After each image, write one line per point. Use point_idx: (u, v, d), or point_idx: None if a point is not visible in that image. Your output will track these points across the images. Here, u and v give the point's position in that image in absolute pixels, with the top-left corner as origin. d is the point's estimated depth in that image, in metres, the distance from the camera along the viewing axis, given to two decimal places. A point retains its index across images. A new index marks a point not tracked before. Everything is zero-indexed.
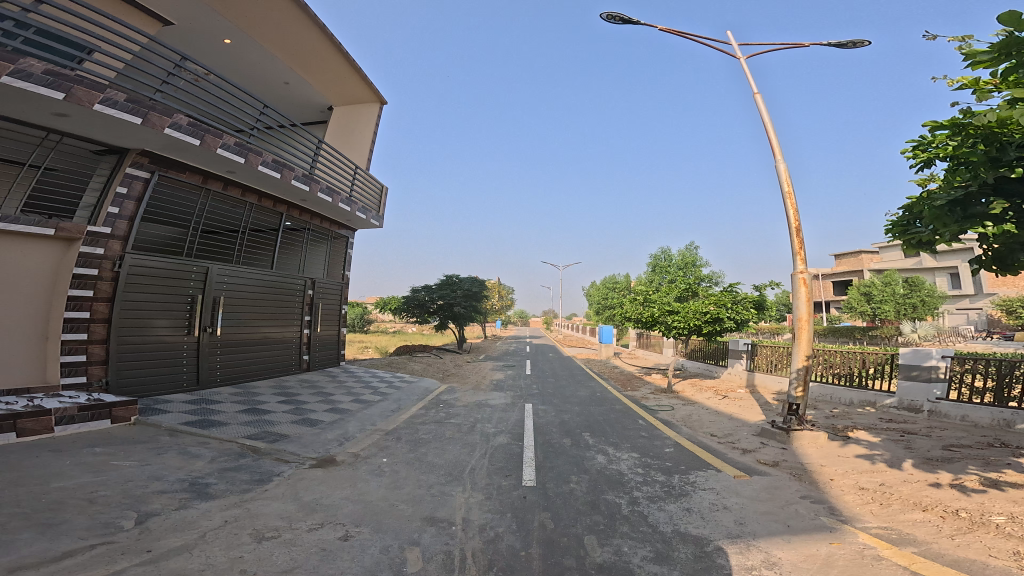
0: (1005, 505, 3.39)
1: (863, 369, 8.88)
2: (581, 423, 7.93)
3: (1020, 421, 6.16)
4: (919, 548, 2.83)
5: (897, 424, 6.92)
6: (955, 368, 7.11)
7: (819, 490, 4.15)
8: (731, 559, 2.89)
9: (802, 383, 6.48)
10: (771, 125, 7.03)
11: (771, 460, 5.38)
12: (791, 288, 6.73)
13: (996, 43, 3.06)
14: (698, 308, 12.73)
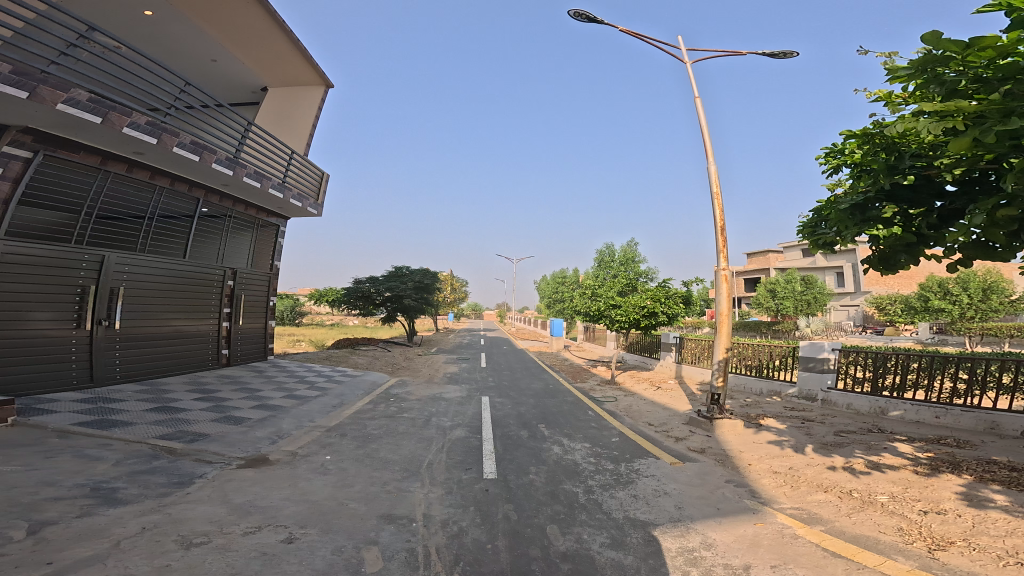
0: (887, 485, 4.08)
1: (770, 361, 10.06)
2: (537, 415, 8.20)
3: (891, 408, 7.21)
4: (826, 527, 3.33)
5: (798, 412, 7.97)
6: (842, 360, 8.43)
7: (741, 474, 4.71)
8: (675, 542, 3.22)
9: (722, 374, 7.20)
10: (707, 128, 7.66)
11: (699, 448, 5.97)
12: (714, 283, 7.44)
13: (916, 60, 3.20)
14: (637, 302, 13.50)
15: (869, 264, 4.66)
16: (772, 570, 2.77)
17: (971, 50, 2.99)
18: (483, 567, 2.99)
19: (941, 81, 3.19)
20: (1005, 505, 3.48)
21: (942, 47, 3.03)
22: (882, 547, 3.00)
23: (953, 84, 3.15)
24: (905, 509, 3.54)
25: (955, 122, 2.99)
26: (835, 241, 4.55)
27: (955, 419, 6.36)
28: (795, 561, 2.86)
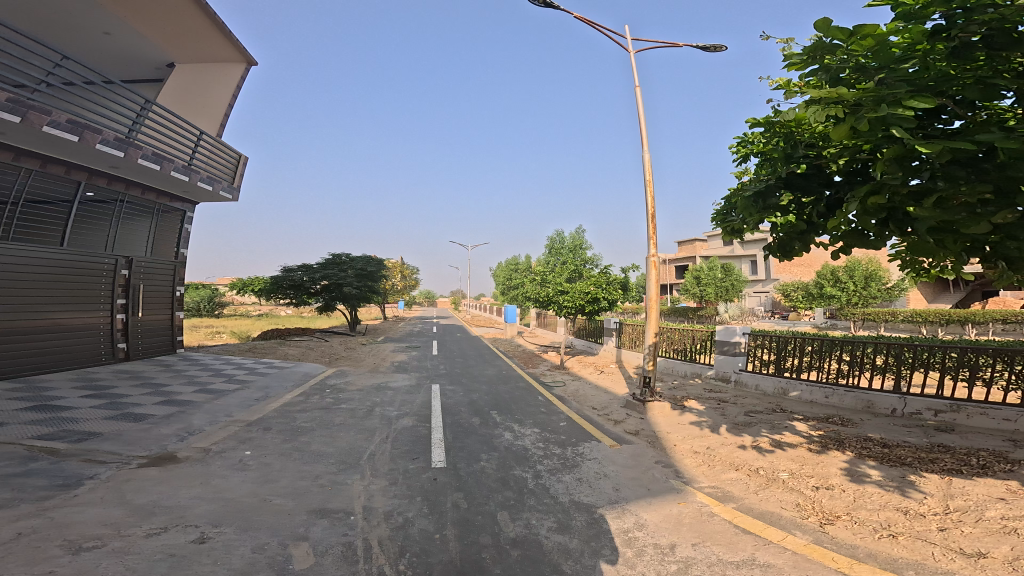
0: (786, 463, 4.68)
1: (693, 345, 11.03)
2: (490, 401, 8.27)
3: (791, 389, 8.23)
4: (737, 504, 3.74)
5: (715, 394, 8.86)
6: (751, 343, 9.40)
7: (667, 454, 5.15)
8: (613, 523, 3.44)
9: (652, 358, 7.75)
10: (644, 116, 7.98)
11: (634, 430, 6.41)
12: (645, 270, 7.92)
13: (807, 48, 3.21)
14: (582, 288, 14.01)
15: (769, 254, 4.68)
16: (693, 547, 3.06)
17: (855, 38, 3.02)
18: (431, 557, 2.98)
19: (829, 70, 3.17)
20: (878, 478, 4.13)
21: (831, 34, 3.06)
22: (783, 522, 3.40)
23: (837, 73, 3.14)
24: (801, 485, 4.07)
25: (838, 110, 2.89)
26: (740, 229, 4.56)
27: (840, 399, 7.41)
28: (711, 538, 3.17)
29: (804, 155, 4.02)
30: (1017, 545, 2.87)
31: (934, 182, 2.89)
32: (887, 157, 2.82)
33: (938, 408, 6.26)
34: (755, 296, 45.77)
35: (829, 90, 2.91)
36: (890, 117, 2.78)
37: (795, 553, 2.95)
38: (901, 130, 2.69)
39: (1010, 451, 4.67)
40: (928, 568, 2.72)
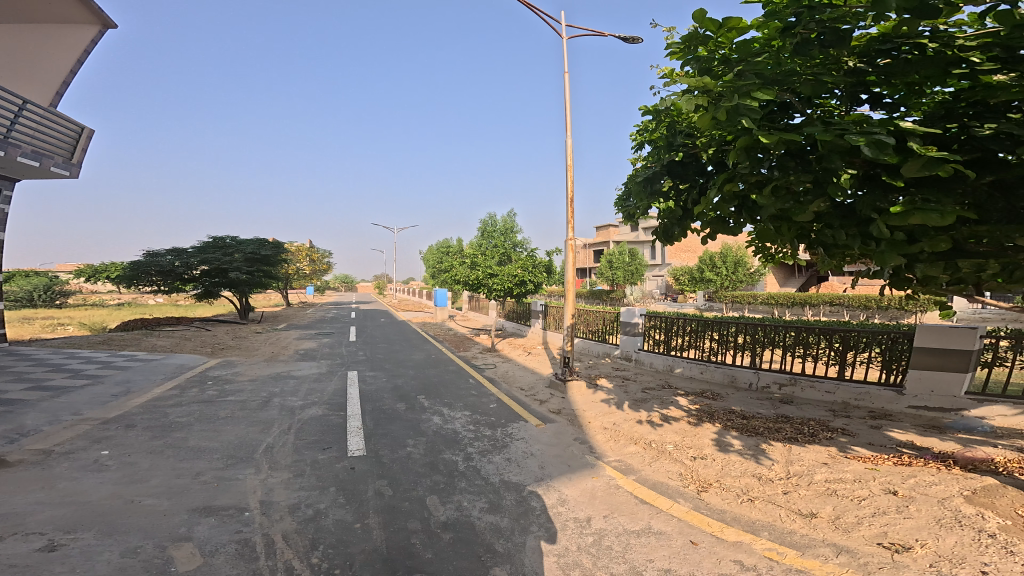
0: (672, 436, 5.37)
1: (607, 327, 11.95)
2: (416, 386, 8.09)
3: (676, 366, 9.19)
4: (637, 476, 4.25)
5: (620, 372, 9.81)
6: (647, 324, 10.35)
7: (583, 431, 5.60)
8: (541, 500, 3.68)
9: (571, 340, 8.29)
10: (570, 102, 8.22)
11: (556, 409, 6.82)
12: (564, 255, 8.34)
13: (685, 36, 3.20)
14: (510, 272, 14.28)
15: (656, 237, 4.94)
16: (604, 520, 3.40)
17: (723, 30, 3.06)
18: (350, 547, 2.91)
19: (701, 62, 3.20)
20: (739, 447, 4.90)
21: (704, 25, 3.06)
22: (670, 492, 3.91)
23: (708, 64, 3.18)
24: (683, 456, 4.70)
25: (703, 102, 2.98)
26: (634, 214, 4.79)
27: (712, 373, 8.43)
28: (616, 509, 3.56)
29: (683, 143, 4.22)
30: (838, 503, 3.50)
31: (771, 172, 3.07)
32: (737, 146, 2.95)
33: (781, 381, 7.40)
34: (655, 279, 48.61)
35: (697, 78, 2.94)
36: (740, 106, 2.85)
37: (680, 520, 3.41)
38: (746, 120, 2.78)
39: (830, 420, 5.76)
40: (777, 528, 3.26)
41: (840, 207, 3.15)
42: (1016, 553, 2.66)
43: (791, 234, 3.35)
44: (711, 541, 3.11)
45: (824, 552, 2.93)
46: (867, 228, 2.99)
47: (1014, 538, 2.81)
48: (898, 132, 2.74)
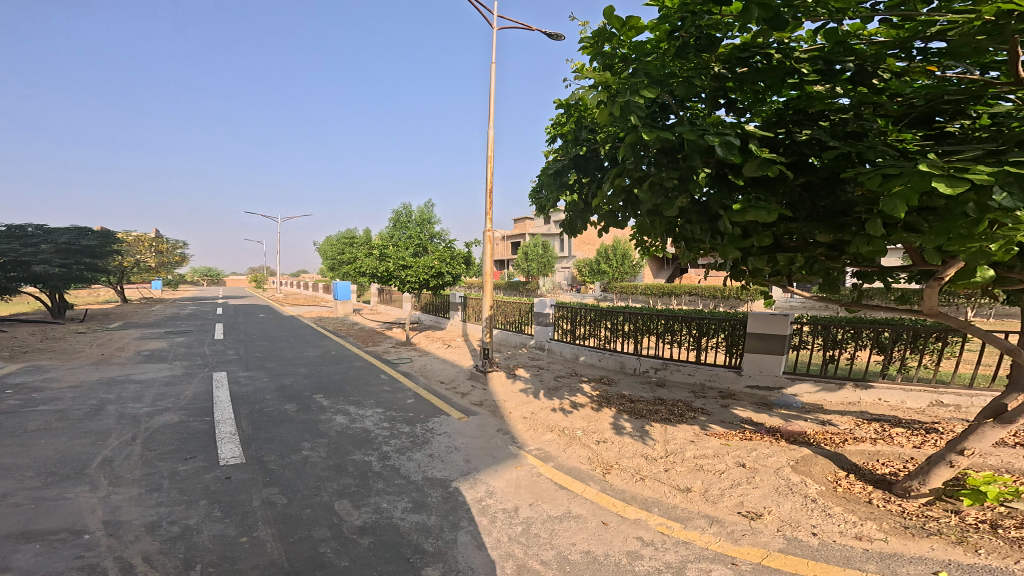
0: (581, 421, 5.76)
1: (524, 318, 12.37)
2: (312, 385, 7.50)
3: (579, 355, 9.62)
4: (556, 462, 4.50)
5: (535, 361, 10.25)
6: (556, 315, 10.80)
7: (505, 422, 5.76)
8: (467, 495, 3.72)
9: (490, 331, 8.41)
10: (494, 93, 8.24)
11: (478, 401, 6.91)
12: (482, 245, 8.42)
13: (596, 32, 3.34)
14: (427, 264, 13.98)
15: (564, 231, 5.24)
16: (530, 508, 3.56)
17: (626, 28, 3.25)
18: (238, 563, 2.80)
19: (605, 58, 3.49)
20: (629, 429, 5.36)
21: (611, 21, 3.21)
22: (584, 475, 4.18)
23: (610, 61, 3.49)
24: (589, 440, 5.05)
25: (604, 98, 3.29)
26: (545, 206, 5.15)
27: (607, 361, 8.87)
28: (540, 497, 3.74)
29: (586, 138, 4.65)
30: (706, 478, 3.93)
31: (650, 169, 3.50)
32: (625, 142, 3.29)
33: (657, 365, 7.91)
34: (564, 269, 50.22)
35: (599, 74, 3.24)
36: (631, 103, 3.16)
37: (593, 502, 3.66)
38: (635, 116, 3.10)
39: (693, 402, 6.32)
40: (664, 503, 3.62)
41: (698, 204, 3.66)
42: (829, 515, 3.24)
43: (661, 228, 3.86)
44: (618, 520, 3.38)
45: (700, 523, 3.30)
46: (716, 223, 3.53)
47: (827, 501, 3.43)
48: (743, 135, 3.22)
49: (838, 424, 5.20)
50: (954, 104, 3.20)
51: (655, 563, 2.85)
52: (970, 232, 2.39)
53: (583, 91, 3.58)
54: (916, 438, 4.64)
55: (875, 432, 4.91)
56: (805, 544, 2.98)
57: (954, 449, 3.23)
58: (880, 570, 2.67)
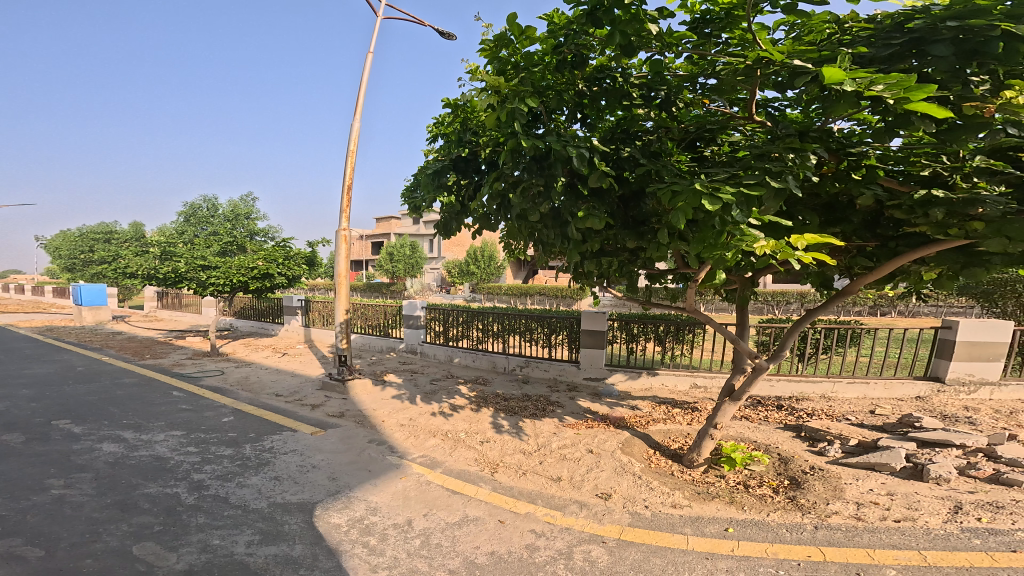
0: (462, 424, 5.74)
1: (386, 320, 11.81)
2: (50, 408, 6.06)
3: (455, 357, 9.66)
4: (443, 468, 4.39)
5: (406, 365, 9.83)
6: (428, 317, 10.60)
7: (379, 432, 5.37)
8: (342, 515, 3.37)
9: (345, 335, 7.72)
10: (365, 85, 7.69)
11: (338, 412, 6.26)
12: (334, 244, 7.73)
13: (496, 36, 3.46)
14: (243, 263, 11.69)
15: (438, 231, 5.32)
16: (425, 518, 3.40)
17: (523, 37, 3.45)
18: None
19: (500, 63, 3.67)
20: (507, 426, 5.62)
21: (512, 28, 3.35)
22: (475, 478, 4.18)
23: (504, 67, 3.70)
24: (473, 441, 5.11)
25: (495, 100, 3.42)
26: (420, 205, 5.07)
27: (480, 361, 9.13)
28: (434, 505, 3.61)
29: (470, 140, 4.58)
30: (571, 466, 4.38)
31: (523, 175, 3.75)
32: (506, 146, 3.54)
33: (520, 363, 8.46)
34: (435, 270, 49.39)
35: (491, 78, 3.38)
36: (517, 110, 3.36)
37: (487, 503, 3.70)
38: (518, 123, 3.31)
39: (550, 395, 7.07)
40: (546, 494, 3.91)
41: (553, 210, 4.01)
42: (652, 488, 3.93)
43: (525, 232, 4.33)
44: (512, 516, 3.51)
45: (574, 508, 3.66)
46: (565, 229, 3.98)
47: (648, 477, 4.16)
48: (593, 149, 3.71)
49: (641, 407, 6.31)
50: (708, 133, 3.98)
51: (549, 551, 3.04)
52: (719, 244, 3.13)
53: (475, 93, 3.59)
54: (687, 417, 5.84)
55: (664, 412, 6.05)
56: (644, 515, 3.53)
57: (712, 424, 4.30)
58: (692, 531, 3.29)
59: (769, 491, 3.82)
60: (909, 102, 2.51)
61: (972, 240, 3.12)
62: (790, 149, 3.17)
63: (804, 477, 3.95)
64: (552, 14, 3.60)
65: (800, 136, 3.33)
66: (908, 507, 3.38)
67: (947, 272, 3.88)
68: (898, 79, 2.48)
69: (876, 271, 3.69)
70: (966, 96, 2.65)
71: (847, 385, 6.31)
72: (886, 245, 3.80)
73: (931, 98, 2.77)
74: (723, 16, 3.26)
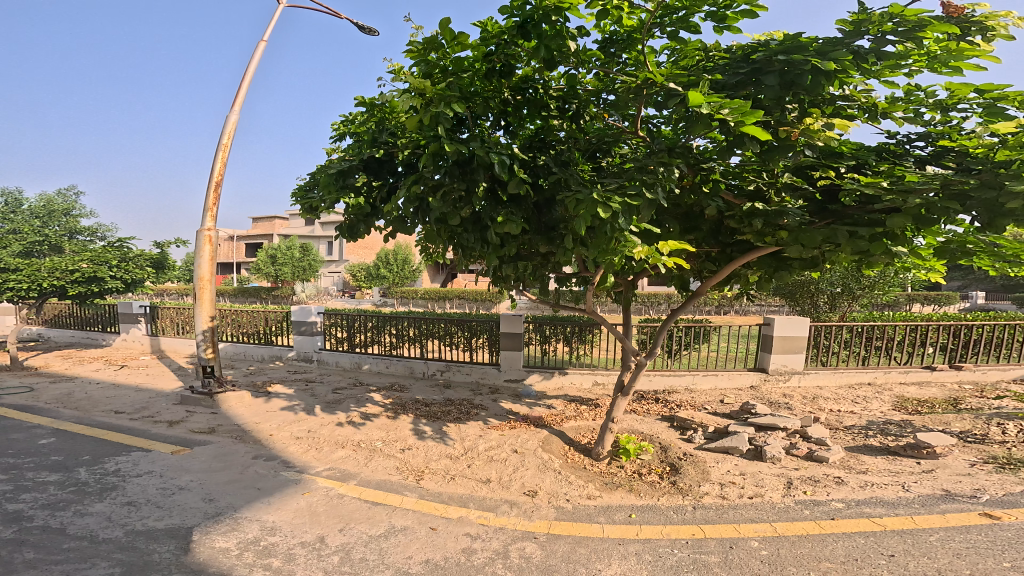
0: (376, 432, 5.44)
1: (266, 327, 10.51)
2: None
3: (362, 362, 8.97)
4: (356, 479, 4.25)
5: (300, 374, 8.90)
6: (326, 322, 9.65)
7: (267, 446, 5.06)
8: (231, 539, 3.22)
9: (211, 344, 6.94)
10: (250, 78, 7.04)
11: (205, 428, 5.68)
12: (196, 245, 6.82)
13: (426, 40, 3.34)
14: (60, 264, 9.49)
15: (341, 234, 4.95)
16: (341, 534, 3.31)
17: (454, 43, 3.37)
18: None
19: (427, 65, 3.50)
20: (430, 432, 5.42)
21: (444, 33, 3.26)
22: (396, 487, 4.10)
23: (430, 70, 3.52)
24: (393, 450, 4.92)
25: (418, 102, 3.29)
26: (317, 206, 4.70)
27: (394, 367, 8.63)
28: (352, 518, 3.52)
29: (385, 140, 4.35)
30: (499, 467, 4.43)
31: (444, 180, 3.71)
32: (428, 149, 3.47)
33: (442, 368, 8.18)
34: (333, 275, 46.19)
35: (415, 81, 3.23)
36: (442, 115, 3.29)
37: (415, 511, 3.66)
38: (442, 128, 3.25)
39: (474, 398, 6.95)
40: (477, 497, 3.93)
41: (473, 215, 4.07)
42: (571, 482, 4.14)
43: (445, 236, 4.24)
44: (444, 522, 3.50)
45: (505, 508, 3.73)
46: (485, 233, 4.04)
47: (567, 471, 4.37)
48: (513, 158, 3.76)
49: (555, 406, 6.55)
50: (603, 143, 4.30)
51: (487, 553, 3.09)
52: (611, 249, 3.48)
53: (396, 95, 3.43)
54: (593, 413, 6.21)
55: (575, 410, 6.38)
56: (566, 509, 3.72)
57: (609, 418, 4.73)
58: (605, 519, 3.54)
59: (657, 477, 4.28)
60: (743, 124, 2.99)
61: (781, 246, 3.86)
62: (662, 163, 3.55)
63: (678, 462, 4.49)
64: (487, 22, 3.57)
65: (669, 151, 3.70)
66: (755, 484, 4.00)
67: (764, 275, 4.73)
68: (739, 105, 2.96)
69: (717, 275, 4.49)
70: (782, 121, 3.27)
71: (710, 377, 7.17)
72: (721, 253, 4.63)
73: (761, 121, 3.34)
74: (623, 38, 3.65)
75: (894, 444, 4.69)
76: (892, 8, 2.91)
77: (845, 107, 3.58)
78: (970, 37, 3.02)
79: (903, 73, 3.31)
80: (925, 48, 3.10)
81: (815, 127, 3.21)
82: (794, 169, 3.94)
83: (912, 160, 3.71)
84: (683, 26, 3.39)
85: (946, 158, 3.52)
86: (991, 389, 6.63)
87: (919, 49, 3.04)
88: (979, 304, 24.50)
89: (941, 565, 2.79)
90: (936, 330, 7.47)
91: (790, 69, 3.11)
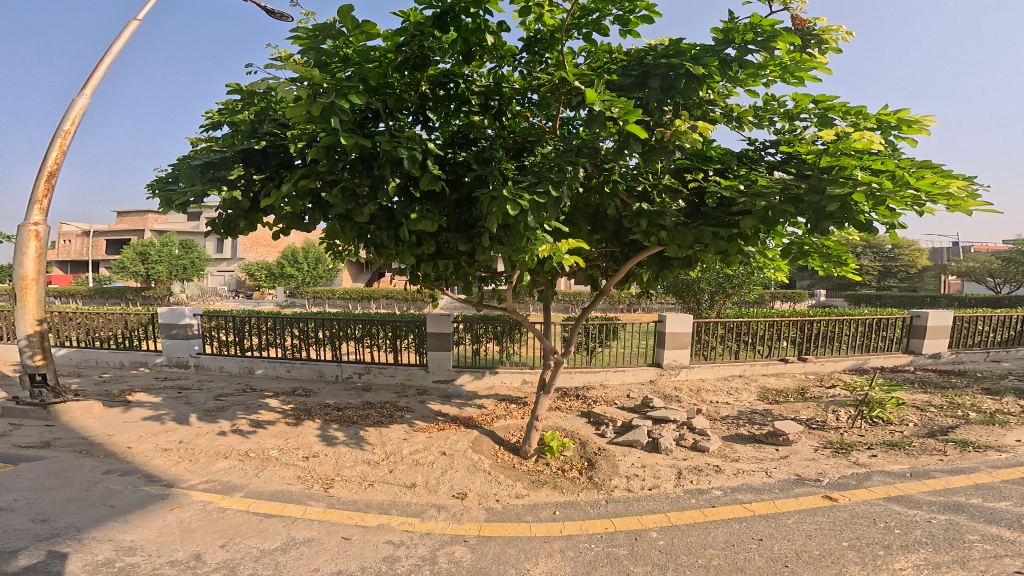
0: (273, 440, 4.81)
1: (125, 331, 8.69)
2: None
3: (255, 367, 7.92)
4: (243, 491, 3.73)
5: (172, 381, 7.53)
6: (205, 324, 8.29)
7: (124, 460, 4.27)
8: (71, 562, 2.69)
9: (42, 352, 5.63)
10: (112, 60, 5.99)
11: (37, 441, 4.68)
12: (17, 240, 5.49)
13: (318, 25, 3.11)
14: None
15: (216, 230, 4.53)
16: (223, 549, 2.90)
17: (358, 31, 3.12)
18: None
19: (320, 54, 3.25)
20: (343, 437, 4.95)
21: (343, 20, 3.02)
22: (296, 497, 3.69)
23: (326, 59, 3.28)
24: (294, 458, 4.39)
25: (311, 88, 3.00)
26: (185, 201, 4.14)
27: (298, 371, 7.76)
28: (238, 533, 3.09)
29: (268, 132, 4.05)
30: (425, 470, 4.21)
31: (344, 173, 3.52)
32: (321, 143, 3.21)
33: (359, 370, 7.59)
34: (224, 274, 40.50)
35: (300, 68, 2.94)
36: (335, 105, 3.05)
37: (321, 521, 3.32)
38: (335, 120, 3.01)
39: (397, 400, 6.55)
40: (399, 502, 3.69)
41: (386, 210, 3.87)
42: (501, 482, 4.11)
43: (351, 233, 3.98)
44: (360, 531, 3.22)
45: (432, 512, 3.56)
46: (398, 231, 3.86)
47: (496, 471, 4.31)
48: (425, 152, 3.62)
49: (485, 406, 6.46)
50: (522, 141, 4.38)
51: (412, 560, 2.90)
52: (523, 247, 3.56)
53: (279, 80, 3.08)
54: (521, 411, 6.25)
55: (504, 409, 6.35)
56: (496, 509, 3.67)
57: (535, 417, 4.80)
58: (533, 517, 3.58)
59: (577, 472, 4.44)
60: (628, 122, 3.29)
61: (663, 246, 4.27)
62: (569, 162, 3.76)
63: (595, 458, 4.71)
64: (408, 11, 3.38)
65: (577, 150, 4.00)
66: (654, 475, 4.36)
67: (653, 274, 5.28)
68: (624, 105, 3.26)
69: (618, 274, 4.86)
70: (661, 122, 3.64)
71: (618, 373, 7.74)
72: (622, 253, 4.97)
73: (644, 121, 3.70)
74: (547, 38, 3.80)
75: (758, 432, 5.50)
76: (753, 18, 3.34)
77: (712, 111, 4.02)
78: (811, 49, 3.60)
79: (763, 82, 3.88)
80: (781, 60, 3.65)
81: (682, 130, 3.51)
82: (672, 171, 4.46)
83: (767, 164, 4.31)
84: (596, 28, 3.65)
85: (790, 163, 4.16)
86: (827, 377, 8.15)
87: (773, 58, 3.56)
88: (821, 302, 30.55)
89: (797, 546, 3.22)
90: (790, 326, 8.95)
91: (669, 73, 3.51)
